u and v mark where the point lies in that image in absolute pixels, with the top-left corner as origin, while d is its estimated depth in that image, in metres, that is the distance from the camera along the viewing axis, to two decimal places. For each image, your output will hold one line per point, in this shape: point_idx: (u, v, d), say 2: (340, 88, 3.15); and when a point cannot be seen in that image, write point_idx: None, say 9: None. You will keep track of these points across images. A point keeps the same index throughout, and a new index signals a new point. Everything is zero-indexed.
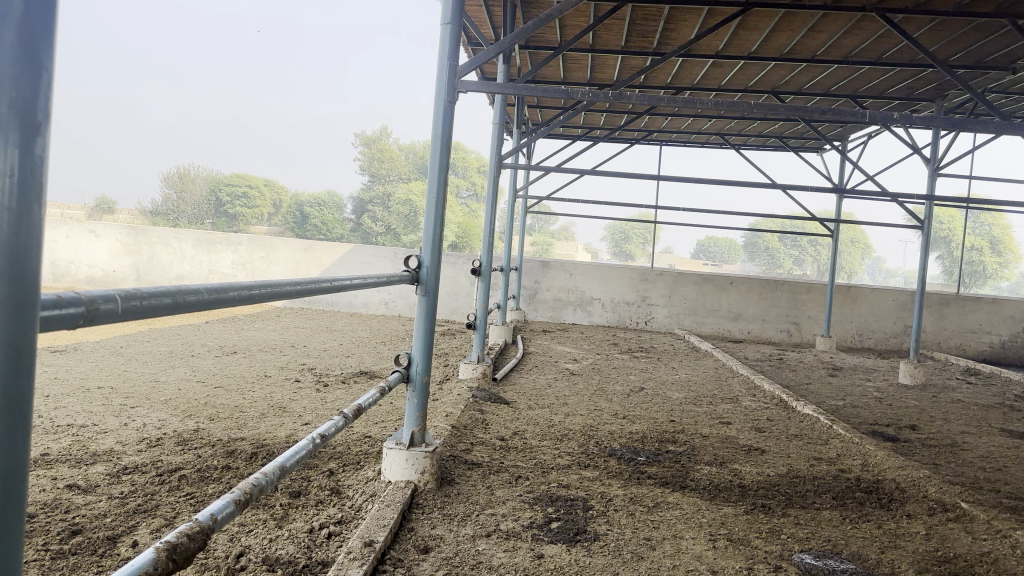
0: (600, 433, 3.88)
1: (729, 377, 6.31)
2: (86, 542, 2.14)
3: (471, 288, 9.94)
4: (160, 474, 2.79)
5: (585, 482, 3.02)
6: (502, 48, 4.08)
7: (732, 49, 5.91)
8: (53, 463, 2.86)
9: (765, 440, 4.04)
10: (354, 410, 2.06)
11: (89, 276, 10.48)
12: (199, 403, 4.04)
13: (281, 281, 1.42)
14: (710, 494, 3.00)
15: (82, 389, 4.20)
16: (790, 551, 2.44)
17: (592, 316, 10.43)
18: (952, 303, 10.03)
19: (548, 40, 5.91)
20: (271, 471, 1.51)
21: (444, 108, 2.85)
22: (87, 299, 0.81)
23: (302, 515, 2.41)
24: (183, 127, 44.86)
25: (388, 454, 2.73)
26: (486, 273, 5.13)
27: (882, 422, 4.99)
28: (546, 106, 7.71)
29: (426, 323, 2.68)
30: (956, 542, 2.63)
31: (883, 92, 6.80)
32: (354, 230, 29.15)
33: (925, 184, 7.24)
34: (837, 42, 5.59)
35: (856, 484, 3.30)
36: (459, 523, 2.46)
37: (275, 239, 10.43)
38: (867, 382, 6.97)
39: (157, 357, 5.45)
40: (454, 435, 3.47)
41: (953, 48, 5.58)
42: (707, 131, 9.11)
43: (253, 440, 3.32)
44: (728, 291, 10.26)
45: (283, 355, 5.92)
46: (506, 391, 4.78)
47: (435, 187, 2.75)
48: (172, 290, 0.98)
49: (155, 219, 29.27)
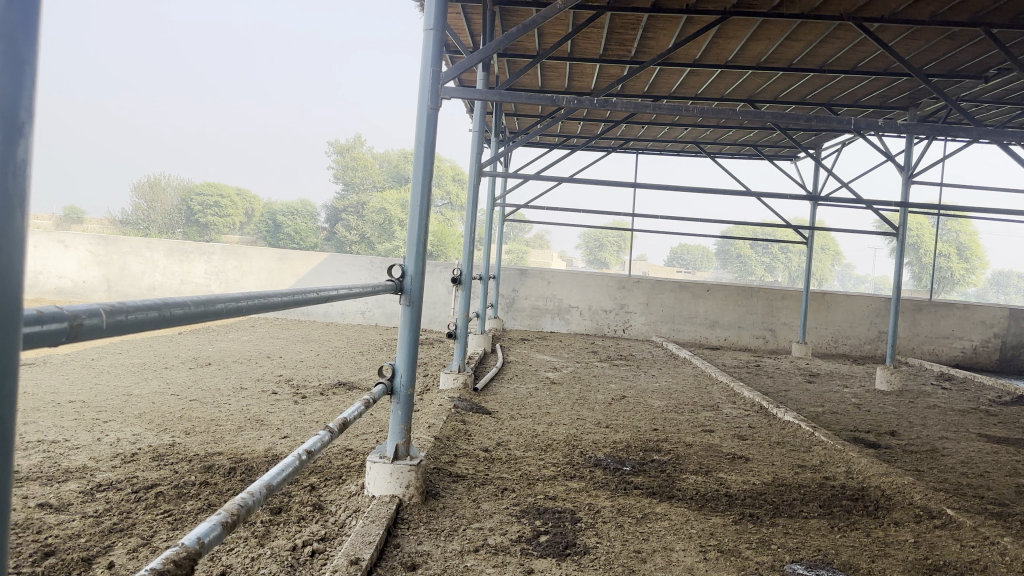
0: (584, 443, 3.85)
1: (709, 385, 6.31)
2: (60, 563, 2.06)
3: (449, 297, 9.89)
4: (136, 491, 2.70)
5: (571, 493, 2.98)
6: (484, 54, 4.03)
7: (710, 57, 5.93)
8: (23, 480, 2.77)
9: (748, 448, 4.04)
10: (340, 423, 2.00)
11: (58, 287, 10.26)
12: (174, 416, 3.94)
13: (269, 291, 1.38)
14: (698, 504, 2.98)
15: (53, 404, 4.09)
16: (781, 562, 2.41)
17: (570, 324, 10.42)
18: (925, 309, 10.13)
19: (527, 47, 5.89)
20: (257, 490, 1.45)
21: (428, 114, 2.80)
22: (69, 313, 0.76)
23: (284, 532, 2.34)
24: (153, 135, 44.30)
25: (372, 468, 2.66)
26: (467, 281, 5.08)
27: (862, 428, 5.02)
28: (523, 113, 7.68)
29: (410, 333, 2.62)
30: (944, 549, 2.62)
31: (858, 100, 6.87)
32: (327, 238, 28.89)
33: (900, 191, 7.29)
34: (813, 50, 5.63)
35: (841, 491, 3.30)
36: (446, 538, 2.41)
37: (249, 248, 10.29)
38: (844, 388, 7.02)
39: (130, 370, 5.33)
40: (437, 446, 3.41)
41: (927, 57, 5.65)
42: (684, 138, 9.15)
43: (231, 455, 3.23)
44: (704, 298, 10.30)
45: (259, 366, 5.82)
46: (487, 401, 4.72)
47: (420, 196, 2.70)
48: (158, 301, 0.93)
49: (124, 229, 28.84)
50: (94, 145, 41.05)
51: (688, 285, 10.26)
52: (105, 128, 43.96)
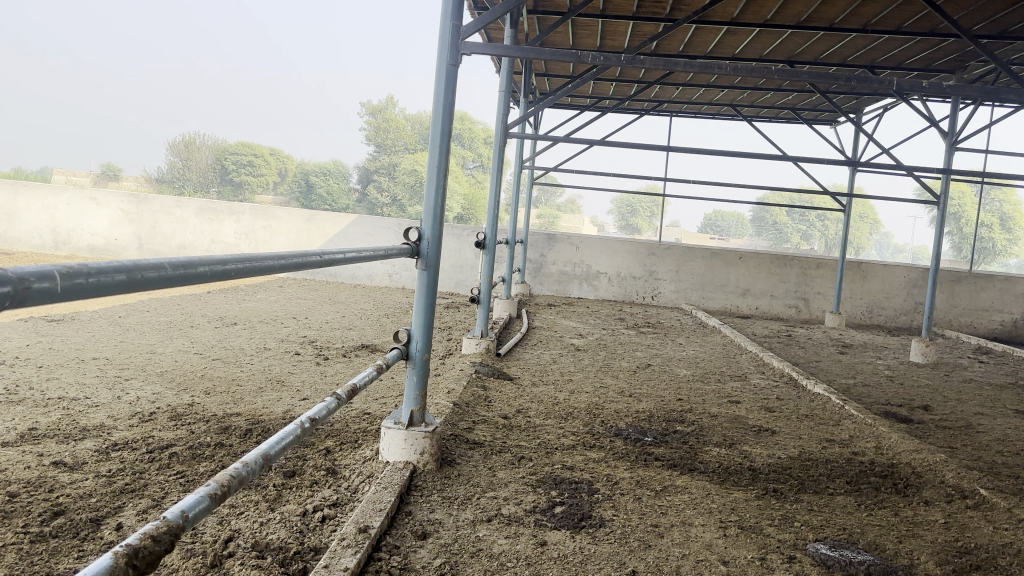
0: (606, 412, 3.78)
1: (737, 354, 6.18)
2: (68, 524, 2.04)
3: (475, 261, 9.82)
4: (150, 451, 2.69)
5: (590, 463, 2.92)
6: (512, 4, 3.84)
7: (748, 16, 5.72)
8: (40, 438, 2.77)
9: (775, 421, 3.94)
10: (349, 390, 1.95)
11: (90, 244, 10.38)
12: (196, 375, 3.95)
13: (264, 255, 1.31)
14: (721, 477, 2.90)
15: (78, 360, 4.12)
16: (804, 541, 2.33)
17: (597, 290, 10.32)
18: (964, 281, 9.86)
19: (556, 4, 5.72)
20: (252, 460, 1.42)
21: (447, 71, 2.69)
22: (16, 278, 0.69)
23: (295, 496, 2.31)
24: (187, 94, 44.59)
25: (387, 434, 2.63)
26: (490, 245, 5.00)
27: (894, 401, 4.88)
28: (554, 74, 7.52)
29: (427, 297, 2.55)
30: (976, 531, 2.52)
31: (901, 63, 6.61)
32: (360, 200, 28.82)
33: (943, 158, 6.98)
34: (856, 10, 5.39)
35: (870, 468, 3.20)
36: (459, 506, 2.36)
37: (278, 209, 10.30)
38: (877, 360, 6.86)
39: (156, 328, 5.35)
40: (456, 413, 3.37)
41: (978, 17, 5.39)
42: (719, 101, 8.92)
43: (249, 416, 3.21)
44: (736, 266, 10.10)
45: (284, 327, 5.82)
46: (510, 367, 4.67)
47: (438, 157, 2.61)
48: (128, 266, 0.87)
49: (160, 188, 29.10)
50: (130, 106, 41.43)
51: (720, 251, 10.07)
52: (139, 88, 44.23)
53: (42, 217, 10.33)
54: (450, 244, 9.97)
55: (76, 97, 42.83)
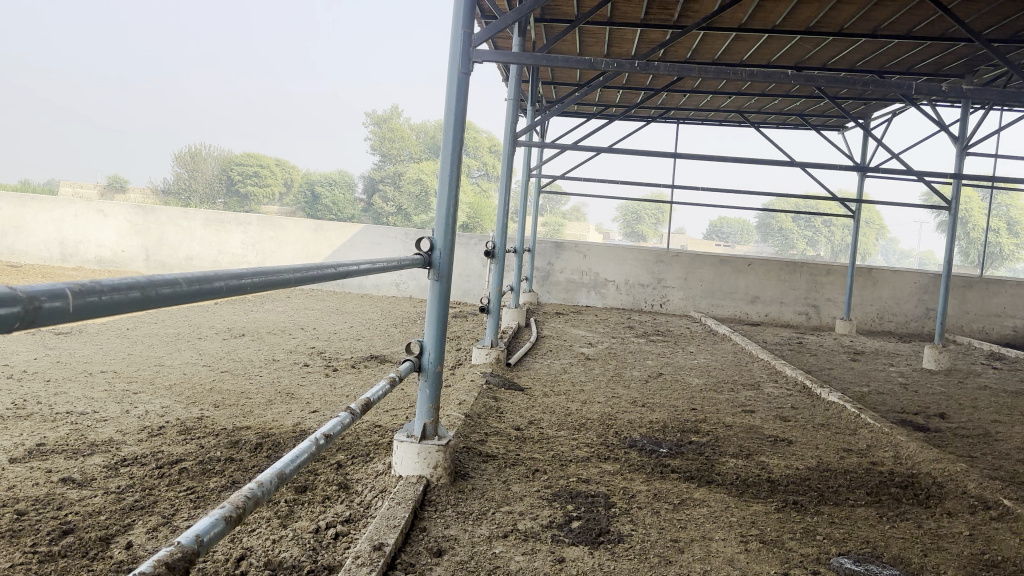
0: (619, 422, 3.73)
1: (749, 362, 6.13)
2: (77, 543, 2.00)
3: (483, 270, 9.78)
4: (160, 467, 2.65)
5: (605, 476, 2.87)
6: (521, 13, 3.82)
7: (755, 23, 5.69)
8: (48, 453, 2.73)
9: (791, 430, 3.88)
10: (362, 404, 1.91)
11: (97, 256, 10.38)
12: (204, 388, 3.92)
13: (280, 268, 1.27)
14: (739, 490, 2.85)
15: (86, 374, 4.09)
16: (827, 555, 2.28)
17: (606, 298, 10.28)
18: (975, 286, 9.77)
19: (564, 12, 5.72)
20: (267, 480, 1.39)
21: (458, 80, 2.66)
22: (24, 296, 0.66)
23: (307, 513, 2.27)
24: (193, 106, 44.84)
25: (400, 448, 2.59)
26: (500, 254, 4.95)
27: (909, 409, 4.82)
28: (561, 81, 7.51)
29: (439, 309, 2.51)
30: (1002, 543, 2.47)
31: (911, 68, 6.58)
32: (365, 210, 28.86)
33: (954, 162, 6.92)
34: (865, 16, 5.36)
35: (890, 478, 3.14)
36: (474, 522, 2.32)
37: (284, 219, 10.28)
38: (890, 367, 6.80)
39: (164, 340, 5.32)
40: (468, 424, 3.33)
41: (989, 21, 5.36)
42: (726, 108, 8.90)
43: (259, 429, 3.18)
44: (745, 273, 10.04)
45: (292, 338, 5.79)
46: (520, 377, 4.63)
47: (449, 166, 2.57)
48: (141, 284, 0.83)
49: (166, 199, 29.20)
50: (136, 118, 41.66)
51: (728, 259, 10.02)
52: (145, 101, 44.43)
53: (50, 230, 10.35)
54: (457, 253, 9.93)
55: (83, 110, 43.00)
